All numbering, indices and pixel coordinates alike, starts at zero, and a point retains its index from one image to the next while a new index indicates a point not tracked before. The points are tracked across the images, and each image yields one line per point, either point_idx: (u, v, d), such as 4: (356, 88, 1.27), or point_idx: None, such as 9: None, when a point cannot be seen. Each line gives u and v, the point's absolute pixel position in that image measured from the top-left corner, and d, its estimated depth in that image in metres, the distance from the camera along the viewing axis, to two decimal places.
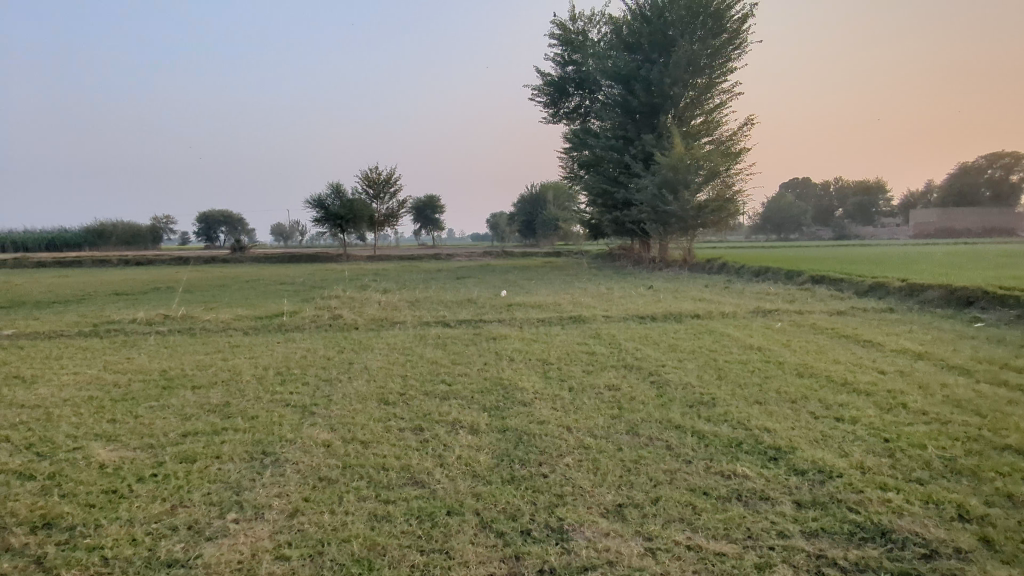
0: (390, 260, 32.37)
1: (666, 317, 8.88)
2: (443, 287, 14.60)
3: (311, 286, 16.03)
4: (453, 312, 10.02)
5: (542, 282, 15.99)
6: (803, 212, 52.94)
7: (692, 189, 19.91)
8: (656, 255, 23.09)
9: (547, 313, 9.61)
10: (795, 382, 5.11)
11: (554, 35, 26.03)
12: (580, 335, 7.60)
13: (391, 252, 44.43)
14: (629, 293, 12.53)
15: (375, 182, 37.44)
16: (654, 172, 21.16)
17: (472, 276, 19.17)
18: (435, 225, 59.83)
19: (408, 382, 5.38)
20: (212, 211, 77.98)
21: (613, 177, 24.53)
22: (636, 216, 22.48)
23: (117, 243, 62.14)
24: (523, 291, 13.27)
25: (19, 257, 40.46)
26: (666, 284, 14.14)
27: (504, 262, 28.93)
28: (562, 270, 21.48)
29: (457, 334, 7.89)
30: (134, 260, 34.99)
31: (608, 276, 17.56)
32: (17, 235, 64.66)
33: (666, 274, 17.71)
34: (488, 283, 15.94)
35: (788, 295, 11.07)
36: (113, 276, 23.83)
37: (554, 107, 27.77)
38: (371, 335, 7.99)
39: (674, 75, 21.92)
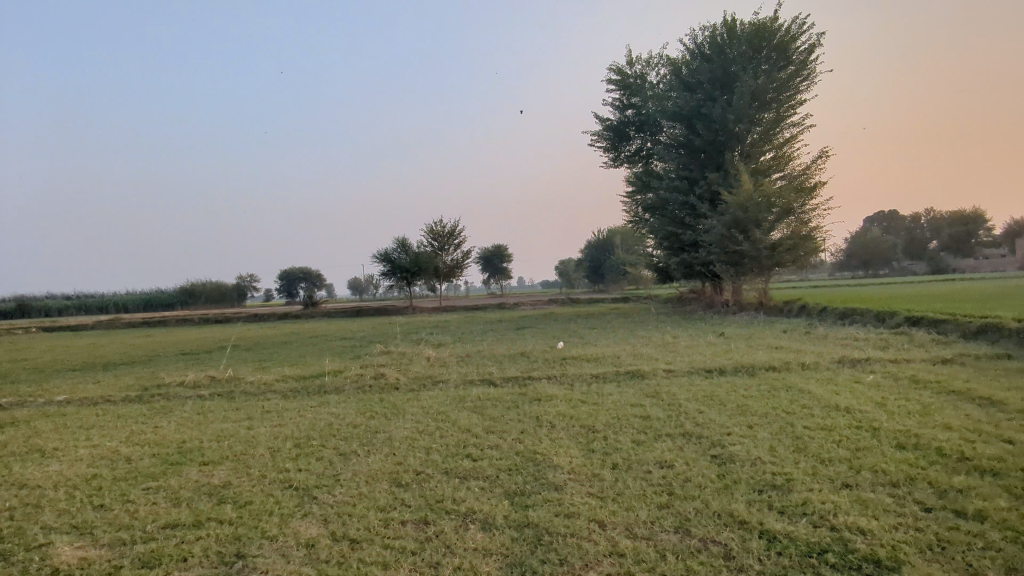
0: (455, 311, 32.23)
1: (736, 370, 7.92)
2: (498, 340, 14.04)
3: (369, 341, 15.80)
4: (502, 368, 9.40)
5: (605, 332, 15.14)
6: (891, 247, 49.66)
7: (764, 228, 18.73)
8: (728, 298, 21.78)
9: (602, 368, 8.85)
10: (894, 456, 4.15)
11: (611, 80, 25.72)
12: (635, 394, 6.80)
13: (458, 303, 44.50)
14: (696, 341, 11.56)
15: (439, 234, 37.80)
16: (722, 211, 20.10)
17: (533, 327, 18.53)
18: (502, 275, 59.91)
19: (431, 457, 4.76)
20: (291, 269, 81.44)
21: (678, 219, 23.53)
22: (705, 258, 21.33)
23: (205, 302, 65.54)
24: (582, 342, 12.55)
25: (113, 318, 43.00)
26: (739, 331, 13.05)
27: (569, 310, 28.15)
28: (628, 317, 20.53)
29: (500, 394, 7.26)
30: (213, 318, 36.40)
31: (676, 323, 16.53)
32: (117, 298, 69.38)
33: (740, 318, 16.50)
34: (547, 334, 15.27)
35: (880, 341, 9.83)
36: (189, 334, 24.64)
37: (614, 151, 27.25)
38: (409, 396, 7.46)
39: (739, 111, 21.05)
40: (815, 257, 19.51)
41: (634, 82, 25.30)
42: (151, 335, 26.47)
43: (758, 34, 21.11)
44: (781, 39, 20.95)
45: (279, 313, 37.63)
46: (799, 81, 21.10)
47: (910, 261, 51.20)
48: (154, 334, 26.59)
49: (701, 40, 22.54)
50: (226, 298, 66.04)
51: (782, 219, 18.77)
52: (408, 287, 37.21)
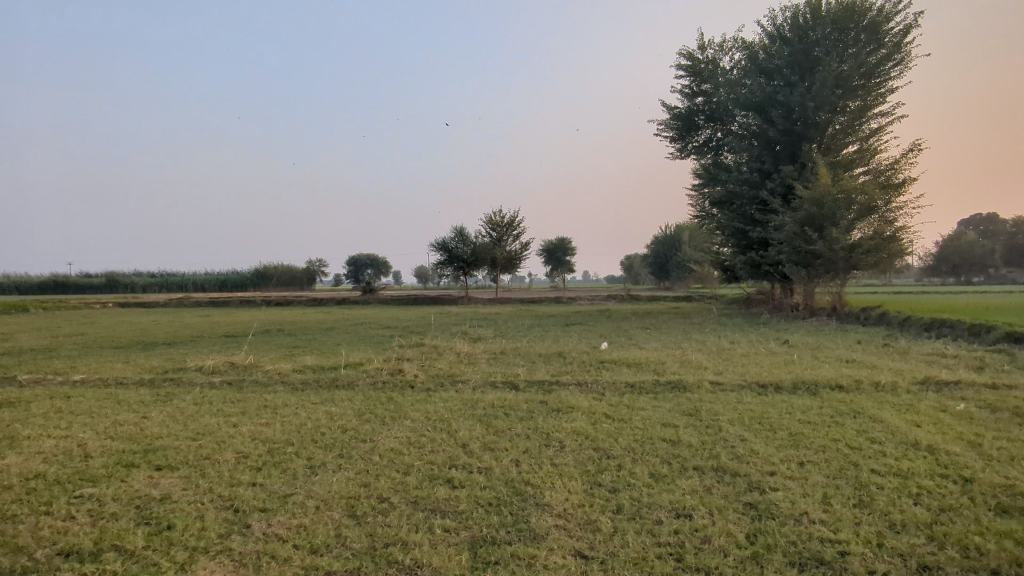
0: (510, 303, 31.61)
1: (795, 387, 6.82)
2: (541, 337, 13.26)
3: (410, 332, 15.33)
4: (533, 369, 8.62)
5: (657, 332, 14.08)
6: (989, 253, 45.62)
7: (843, 226, 17.06)
8: (799, 302, 20.15)
9: (641, 375, 7.92)
10: (995, 525, 3.10)
11: (681, 65, 24.24)
12: (669, 410, 5.87)
13: (516, 295, 43.88)
14: (756, 349, 10.40)
15: (498, 225, 37.25)
16: (796, 207, 18.50)
17: (583, 324, 17.65)
18: (565, 268, 58.95)
19: (406, 478, 4.02)
20: (359, 255, 83.14)
21: (747, 216, 21.94)
22: (774, 258, 19.77)
23: (277, 285, 67.70)
24: (628, 344, 11.60)
25: (185, 297, 44.76)
26: (806, 340, 11.76)
27: (626, 307, 26.95)
28: (686, 317, 19.29)
29: (518, 401, 6.48)
30: (276, 300, 37.21)
31: (736, 326, 15.26)
32: (196, 278, 72.67)
33: (809, 325, 15.07)
34: (595, 333, 14.36)
35: (975, 359, 8.45)
36: (246, 316, 25.06)
37: (682, 142, 25.75)
38: (419, 397, 6.79)
39: (820, 98, 19.29)
40: (899, 260, 17.68)
41: (705, 67, 23.74)
42: (214, 315, 27.16)
43: (846, 14, 19.27)
44: (872, 20, 19.06)
45: (338, 297, 38.10)
46: (890, 66, 19.18)
47: (1010, 269, 46.91)
48: (216, 314, 27.27)
49: (781, 22, 20.82)
50: (295, 281, 68.02)
51: (863, 217, 17.07)
52: (465, 277, 36.90)
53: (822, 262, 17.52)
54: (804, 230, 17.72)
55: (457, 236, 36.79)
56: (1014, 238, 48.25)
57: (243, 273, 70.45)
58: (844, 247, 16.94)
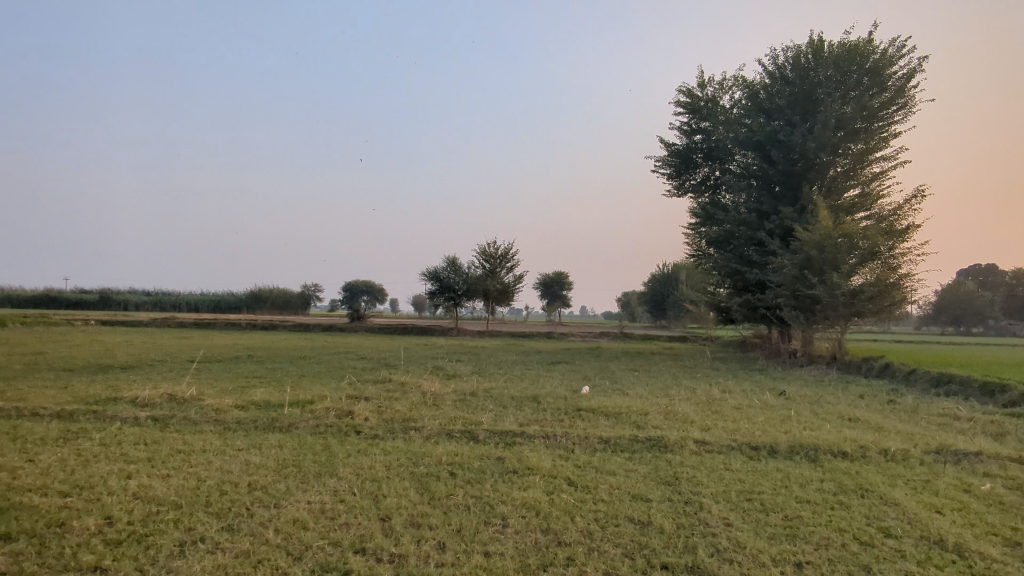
0: (499, 337, 30.68)
1: (792, 452, 5.95)
2: (520, 377, 12.38)
3: (384, 365, 14.42)
4: (500, 415, 7.75)
5: (646, 376, 13.20)
6: (989, 303, 44.99)
7: (844, 271, 16.32)
8: (797, 348, 19.30)
9: (618, 428, 7.06)
10: None
11: (679, 102, 23.82)
12: (643, 478, 5.01)
13: (508, 328, 43.02)
14: (749, 401, 9.54)
15: (492, 256, 36.58)
16: (795, 250, 17.78)
17: (570, 362, 16.77)
18: (561, 302, 58.18)
19: (295, 570, 3.15)
20: (355, 281, 82.40)
21: (745, 257, 21.21)
22: (772, 301, 18.98)
23: (270, 309, 66.76)
24: (613, 388, 10.72)
25: (170, 317, 43.71)
26: (803, 391, 10.91)
27: (618, 346, 26.02)
28: (679, 359, 18.41)
29: (472, 455, 5.62)
30: (261, 324, 36.22)
31: (730, 372, 14.40)
32: (187, 298, 71.70)
33: (808, 374, 14.20)
34: (579, 374, 13.49)
35: (991, 424, 7.59)
36: (223, 340, 24.14)
37: (679, 179, 25.19)
38: (361, 447, 5.91)
39: (821, 139, 18.77)
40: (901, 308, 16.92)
41: (704, 105, 23.32)
42: (193, 337, 26.25)
43: (848, 56, 18.89)
44: (875, 62, 18.66)
45: (325, 323, 37.17)
46: (893, 110, 18.73)
47: (1011, 321, 46.20)
48: (196, 337, 26.37)
49: (783, 62, 20.42)
50: (288, 306, 67.04)
51: (864, 262, 16.36)
52: (455, 308, 36.06)
53: (822, 308, 16.72)
54: (803, 274, 16.98)
55: (449, 266, 36.04)
56: (1013, 291, 47.68)
57: (237, 294, 69.65)
58: (845, 293, 16.18)
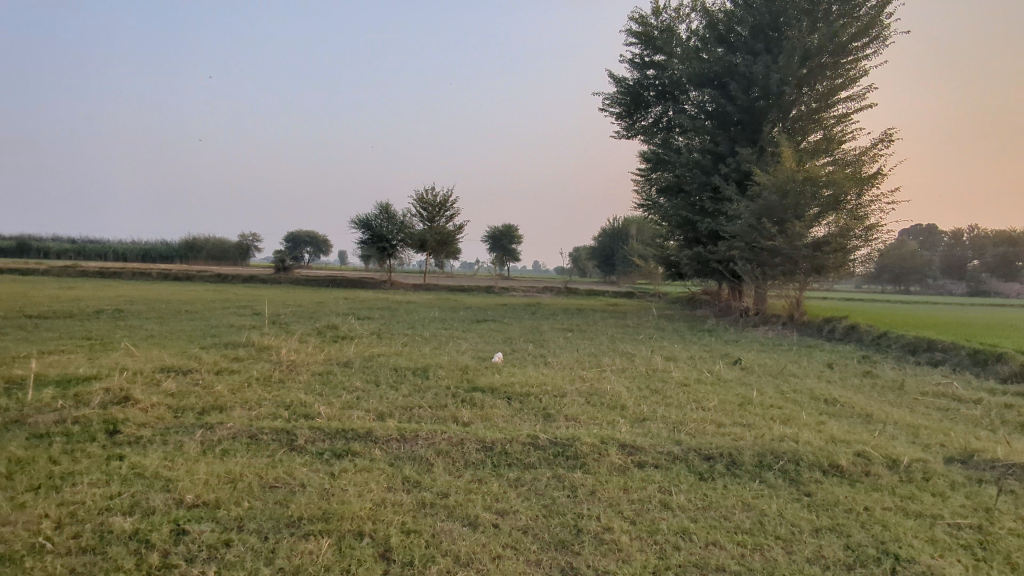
0: (436, 291, 28.35)
1: (761, 470, 3.98)
2: (428, 339, 10.20)
3: (271, 321, 12.00)
4: (362, 400, 5.56)
5: (580, 338, 11.19)
6: (929, 262, 44.88)
7: (806, 220, 14.59)
8: (750, 306, 17.73)
9: (520, 420, 4.97)
10: None
11: (631, 31, 21.36)
12: (525, 535, 2.93)
13: (448, 281, 40.81)
14: (697, 373, 7.62)
15: (429, 204, 33.98)
16: (752, 196, 15.97)
17: (498, 320, 14.69)
18: (510, 255, 56.07)
19: None
20: (296, 231, 78.32)
21: (697, 204, 19.27)
22: (725, 253, 17.21)
23: (204, 259, 62.49)
24: (533, 356, 8.66)
25: (73, 264, 39.29)
26: (761, 359, 9.10)
27: (559, 302, 24.09)
28: (622, 317, 16.55)
29: (257, 482, 3.42)
30: (175, 274, 32.76)
31: (678, 333, 12.58)
32: (109, 246, 66.47)
33: (764, 336, 12.51)
34: (503, 335, 11.42)
35: (1006, 411, 5.85)
36: (113, 291, 21.08)
37: (629, 120, 22.95)
38: (78, 466, 3.58)
39: (785, 73, 16.80)
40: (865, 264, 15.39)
41: (658, 36, 20.95)
42: (82, 285, 23.09)
43: None
44: None
45: (247, 274, 34.13)
46: (865, 43, 16.79)
47: (950, 280, 46.23)
48: (86, 285, 23.23)
49: None
50: (226, 256, 62.75)
51: (827, 212, 14.64)
52: (389, 259, 33.53)
53: (780, 262, 14.99)
54: (761, 223, 15.19)
55: (383, 213, 33.26)
56: (953, 250, 47.65)
57: (165, 242, 64.97)
58: (806, 244, 14.49)
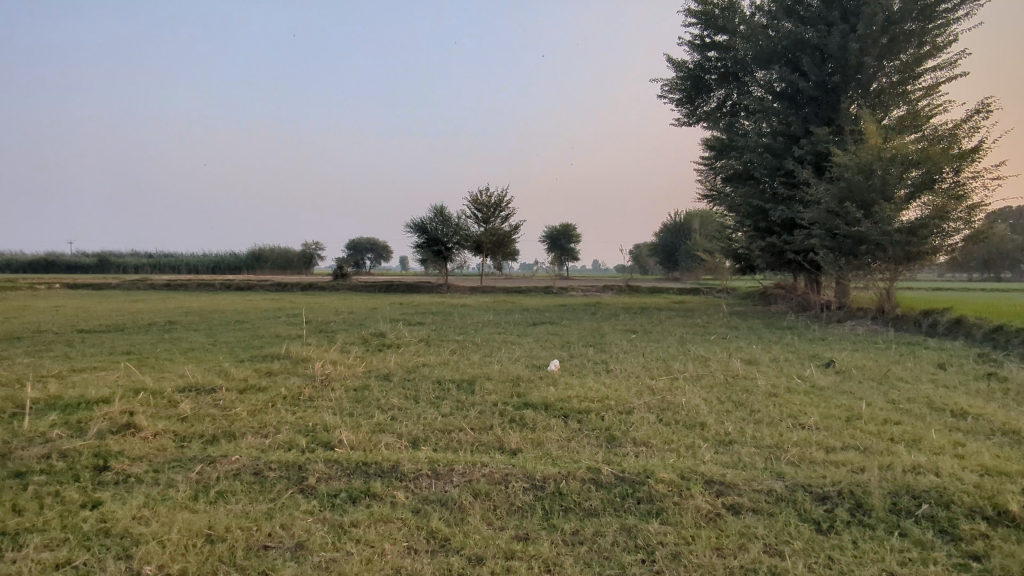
0: (493, 294, 27.75)
1: (899, 518, 2.99)
2: (480, 345, 9.47)
3: (319, 330, 11.55)
4: (395, 421, 4.83)
5: (645, 340, 10.22)
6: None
7: (896, 202, 13.11)
8: (831, 299, 16.25)
9: (578, 446, 4.11)
10: None
11: (690, 11, 20.10)
12: None
13: (505, 283, 40.18)
14: (786, 380, 6.56)
15: (484, 204, 33.42)
16: (832, 178, 14.53)
17: (556, 322, 13.85)
18: (567, 255, 55.10)
19: None
20: (357, 239, 79.66)
21: (768, 191, 17.85)
22: (802, 243, 15.81)
23: (272, 269, 64.21)
24: (594, 363, 7.79)
25: (145, 278, 40.75)
26: (858, 360, 7.91)
27: (620, 301, 23.04)
28: (689, 316, 15.41)
29: (240, 543, 2.70)
30: (239, 284, 33.44)
31: (755, 332, 11.42)
32: (183, 259, 69.41)
33: (853, 332, 11.20)
34: (561, 339, 10.58)
35: None
36: (176, 303, 21.38)
37: (690, 106, 21.66)
38: (37, 519, 2.96)
39: (864, 42, 15.29)
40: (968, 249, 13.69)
41: (719, 14, 19.63)
42: (149, 298, 23.65)
43: None
44: None
45: (307, 281, 34.54)
46: (956, 4, 15.06)
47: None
48: (152, 298, 23.78)
49: None
50: (292, 265, 64.25)
51: (920, 191, 13.08)
52: (445, 262, 33.18)
53: (868, 250, 13.52)
54: (843, 207, 13.77)
55: (437, 216, 32.94)
56: None
57: (235, 254, 67.17)
58: (897, 229, 13.01)
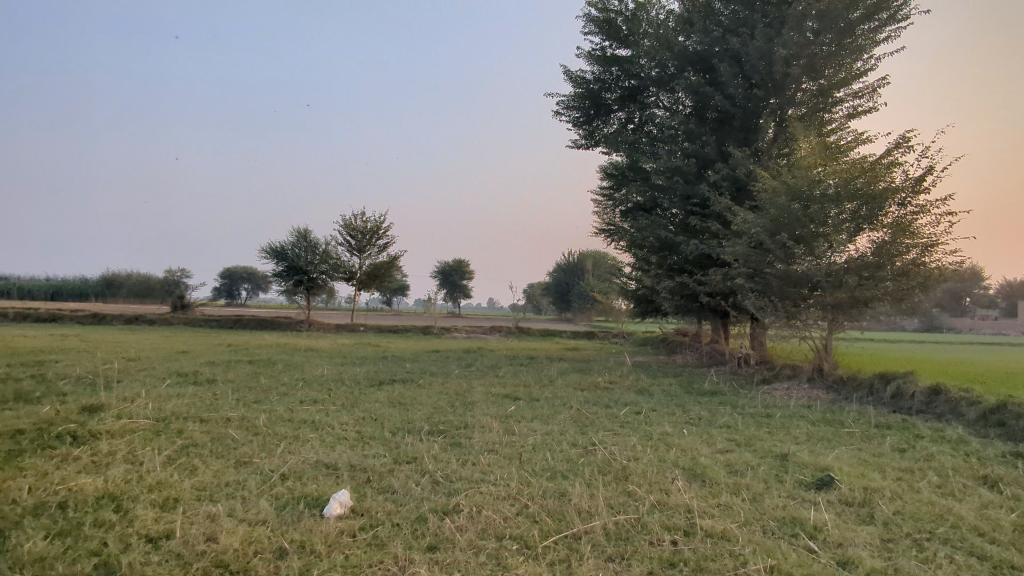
0: (365, 334, 23.67)
1: None
2: (250, 436, 5.54)
3: (12, 395, 7.16)
4: None
5: (527, 421, 6.75)
6: None
7: (834, 234, 10.76)
8: (750, 351, 13.73)
9: None
10: None
11: (589, 17, 17.66)
12: None
13: (384, 321, 35.97)
14: (792, 549, 3.26)
15: (359, 230, 29.19)
16: (760, 203, 12.13)
17: (414, 380, 10.16)
18: (460, 292, 51.70)
19: None
20: (233, 267, 72.24)
21: (676, 222, 15.31)
22: (719, 284, 13.28)
23: (129, 296, 56.15)
24: (423, 491, 4.15)
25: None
26: (864, 474, 4.80)
27: (507, 347, 19.75)
28: (588, 371, 12.25)
29: None
30: (50, 313, 27.02)
31: (677, 403, 8.32)
32: (19, 281, 59.57)
33: (803, 405, 8.41)
34: (402, 416, 6.84)
35: None
36: None
37: (588, 127, 19.12)
38: None
39: (788, 54, 13.21)
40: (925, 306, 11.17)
41: (623, 23, 17.34)
42: None
43: None
44: None
45: (137, 312, 28.68)
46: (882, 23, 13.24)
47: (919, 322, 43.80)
48: None
49: None
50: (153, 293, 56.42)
51: (862, 225, 10.70)
52: (308, 295, 28.62)
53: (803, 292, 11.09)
54: (775, 239, 11.41)
55: (301, 241, 28.43)
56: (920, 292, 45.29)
57: (81, 277, 58.35)
58: (838, 267, 10.66)
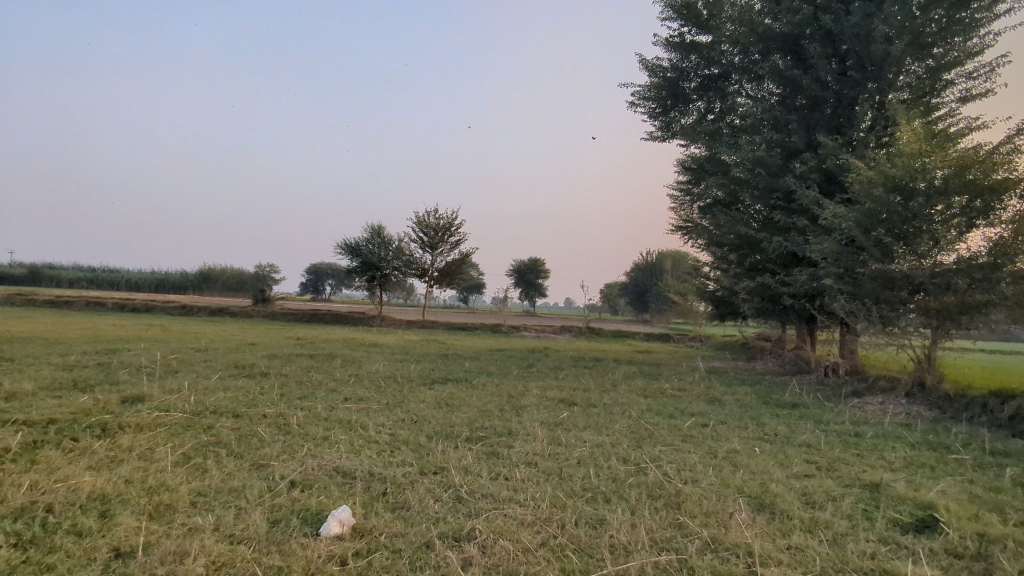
0: (434, 331, 23.61)
1: None
2: (278, 436, 5.25)
3: (67, 382, 7.24)
4: None
5: (577, 430, 6.15)
6: None
7: (941, 229, 9.52)
8: (839, 360, 12.50)
9: None
10: None
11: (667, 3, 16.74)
12: None
13: (456, 318, 36.02)
14: None
15: (431, 228, 29.29)
16: (854, 196, 10.94)
17: (468, 380, 9.75)
18: (534, 291, 51.36)
19: None
20: (319, 263, 74.98)
21: (758, 218, 14.19)
22: (805, 285, 12.13)
23: (223, 290, 59.28)
24: (441, 509, 3.67)
25: (55, 291, 35.68)
26: (979, 516, 3.93)
27: (574, 347, 19.10)
28: (656, 376, 11.46)
29: None
30: (147, 304, 28.64)
31: (750, 416, 7.48)
32: (128, 274, 64.08)
33: (900, 423, 7.36)
34: (443, 419, 6.41)
35: None
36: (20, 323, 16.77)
37: (664, 118, 18.17)
38: None
39: (888, 31, 11.92)
40: None
41: (703, 6, 16.36)
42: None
43: None
44: None
45: (223, 305, 29.97)
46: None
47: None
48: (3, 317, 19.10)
49: None
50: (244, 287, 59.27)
51: (975, 220, 9.42)
52: (381, 291, 28.96)
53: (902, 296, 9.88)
54: (870, 235, 10.24)
55: (374, 237, 28.80)
56: None
57: (181, 271, 62.12)
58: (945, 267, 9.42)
